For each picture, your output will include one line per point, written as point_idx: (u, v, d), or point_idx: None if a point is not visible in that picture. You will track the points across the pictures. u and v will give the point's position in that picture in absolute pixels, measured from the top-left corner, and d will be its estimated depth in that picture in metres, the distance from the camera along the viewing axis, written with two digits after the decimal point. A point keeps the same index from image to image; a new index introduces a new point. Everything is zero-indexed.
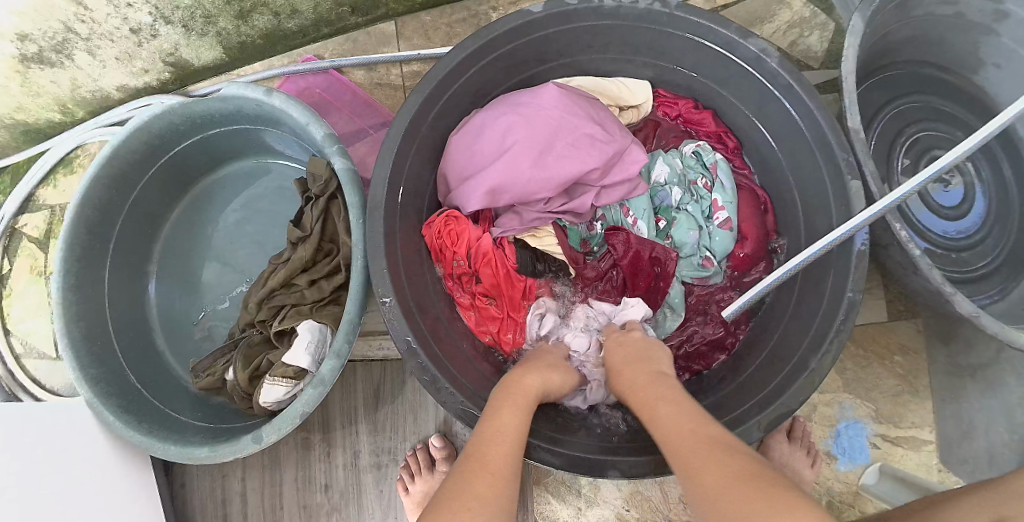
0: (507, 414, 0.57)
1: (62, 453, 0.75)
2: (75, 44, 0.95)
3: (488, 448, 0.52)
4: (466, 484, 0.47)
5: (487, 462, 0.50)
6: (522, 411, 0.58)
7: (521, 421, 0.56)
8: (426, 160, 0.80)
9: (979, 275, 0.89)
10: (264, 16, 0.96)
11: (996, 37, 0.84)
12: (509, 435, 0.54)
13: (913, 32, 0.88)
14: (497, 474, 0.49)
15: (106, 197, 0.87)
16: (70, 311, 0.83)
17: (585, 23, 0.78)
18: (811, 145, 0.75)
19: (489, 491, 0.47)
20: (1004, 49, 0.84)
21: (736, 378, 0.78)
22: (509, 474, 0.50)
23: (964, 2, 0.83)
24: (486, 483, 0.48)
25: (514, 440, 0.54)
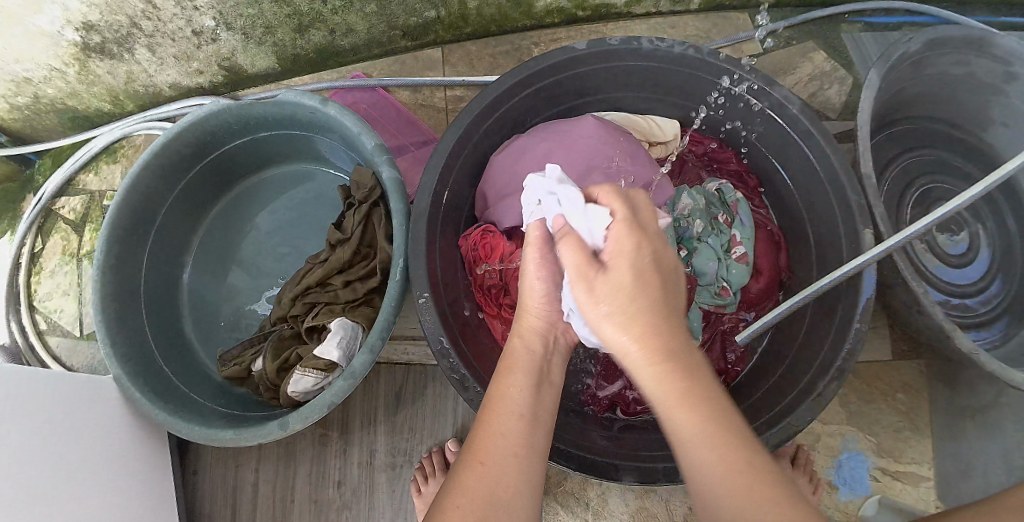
0: (502, 391, 0.56)
1: (73, 429, 0.76)
2: (138, 39, 1.01)
3: (481, 432, 0.52)
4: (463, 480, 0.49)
5: (480, 450, 0.51)
6: (523, 380, 0.57)
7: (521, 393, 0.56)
8: (467, 175, 0.85)
9: (980, 321, 0.95)
10: (320, 31, 1.02)
11: (1004, 97, 0.91)
12: (508, 410, 0.54)
13: (925, 89, 0.95)
14: (486, 462, 0.50)
15: (153, 186, 0.91)
16: (106, 290, 0.86)
17: (623, 62, 0.84)
18: (826, 190, 0.81)
19: (479, 487, 0.48)
20: (1011, 109, 0.91)
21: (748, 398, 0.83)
22: (505, 458, 0.50)
23: (975, 63, 0.90)
24: (477, 475, 0.49)
25: (512, 414, 0.53)
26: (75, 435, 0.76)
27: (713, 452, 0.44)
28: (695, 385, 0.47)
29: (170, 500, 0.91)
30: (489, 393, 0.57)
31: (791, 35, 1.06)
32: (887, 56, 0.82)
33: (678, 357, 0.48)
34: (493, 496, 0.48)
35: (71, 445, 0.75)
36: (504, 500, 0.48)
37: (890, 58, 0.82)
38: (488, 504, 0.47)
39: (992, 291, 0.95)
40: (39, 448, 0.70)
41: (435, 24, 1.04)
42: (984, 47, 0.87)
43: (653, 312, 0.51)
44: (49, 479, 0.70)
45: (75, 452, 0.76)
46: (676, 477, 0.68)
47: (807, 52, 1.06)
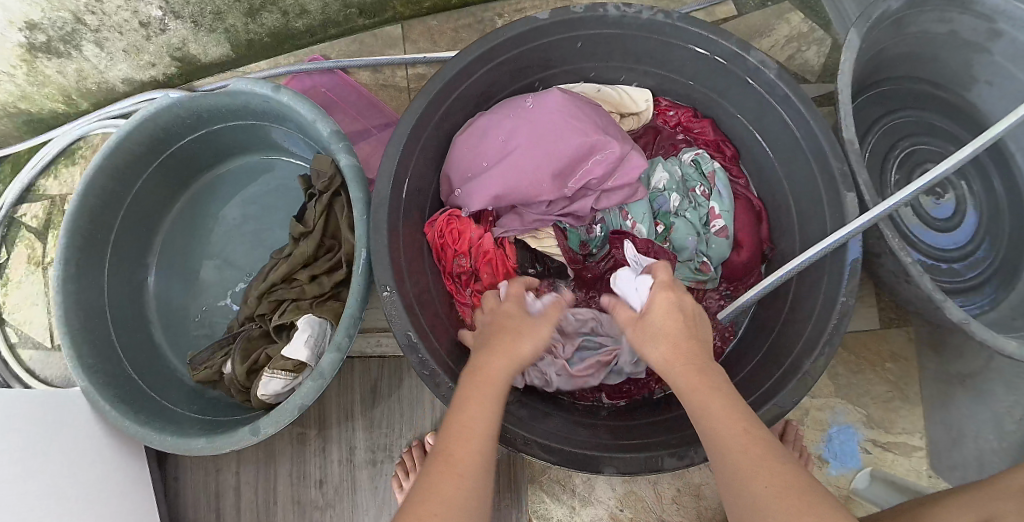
0: (478, 398, 0.52)
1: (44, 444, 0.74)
2: (84, 35, 0.97)
3: (460, 439, 0.48)
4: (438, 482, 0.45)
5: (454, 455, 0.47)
6: (494, 394, 0.53)
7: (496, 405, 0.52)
8: (431, 160, 0.81)
9: (967, 286, 0.92)
10: (273, 14, 0.98)
11: (988, 56, 0.87)
12: (480, 414, 0.51)
13: (911, 48, 0.91)
14: (466, 474, 0.46)
15: (109, 188, 0.88)
16: (68, 300, 0.83)
17: (587, 31, 0.79)
18: (805, 155, 0.77)
19: (457, 497, 0.44)
20: (996, 66, 0.87)
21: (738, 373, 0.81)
22: (481, 463, 0.47)
23: (958, 20, 0.85)
24: (454, 487, 0.45)
25: (481, 419, 0.51)
26: (47, 450, 0.74)
27: (733, 432, 0.48)
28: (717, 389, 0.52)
29: (150, 508, 0.89)
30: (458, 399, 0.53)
31: None
32: (867, 13, 0.77)
33: (702, 368, 0.54)
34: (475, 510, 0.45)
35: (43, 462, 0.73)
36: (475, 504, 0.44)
37: (870, 16, 0.77)
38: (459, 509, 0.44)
39: (980, 255, 0.92)
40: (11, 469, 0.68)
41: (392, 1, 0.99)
42: (968, 5, 0.83)
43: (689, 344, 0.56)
44: (26, 494, 0.68)
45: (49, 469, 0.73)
46: (657, 467, 0.65)
47: (783, 12, 1.01)
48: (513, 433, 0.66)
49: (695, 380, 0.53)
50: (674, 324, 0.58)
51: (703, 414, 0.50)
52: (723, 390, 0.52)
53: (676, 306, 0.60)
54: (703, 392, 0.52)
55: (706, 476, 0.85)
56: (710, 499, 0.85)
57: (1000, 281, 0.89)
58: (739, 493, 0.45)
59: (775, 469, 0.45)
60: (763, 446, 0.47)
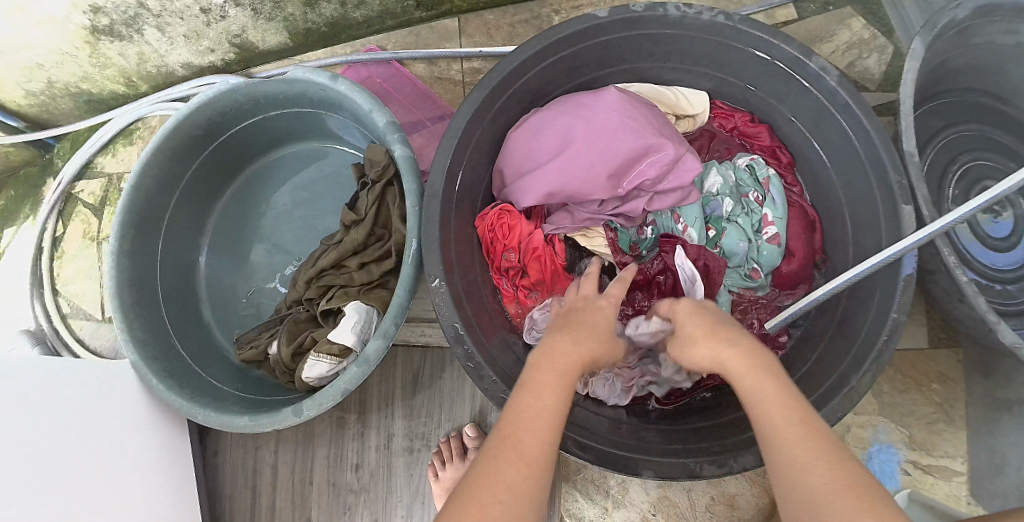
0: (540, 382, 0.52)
1: (92, 414, 0.76)
2: (146, 19, 0.99)
3: (525, 428, 0.47)
4: (495, 463, 0.45)
5: (507, 437, 0.47)
6: (569, 380, 0.52)
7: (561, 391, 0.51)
8: (484, 154, 0.82)
9: (1018, 310, 0.88)
10: (331, 4, 0.98)
11: None
12: (541, 405, 0.49)
13: (975, 58, 0.88)
14: (531, 464, 0.45)
15: (167, 169, 0.90)
16: (123, 276, 0.86)
17: (647, 30, 0.79)
18: (865, 164, 0.75)
19: (520, 484, 0.44)
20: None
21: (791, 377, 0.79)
22: (543, 453, 0.46)
23: None
24: (516, 470, 0.44)
25: (540, 407, 0.49)
26: (95, 420, 0.76)
27: (779, 421, 0.47)
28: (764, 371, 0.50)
29: (191, 481, 0.92)
30: (524, 383, 0.52)
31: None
32: (932, 23, 0.76)
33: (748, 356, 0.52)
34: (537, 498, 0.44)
35: (92, 431, 0.75)
36: (526, 493, 0.44)
37: (936, 26, 0.76)
38: (516, 495, 0.43)
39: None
40: (61, 438, 0.70)
41: None
42: None
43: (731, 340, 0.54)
44: (77, 461, 0.71)
45: (97, 437, 0.76)
46: (696, 474, 0.64)
47: (845, 18, 0.99)
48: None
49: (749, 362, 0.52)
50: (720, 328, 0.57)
51: (759, 398, 0.48)
52: (775, 375, 0.50)
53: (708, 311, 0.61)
54: (750, 373, 0.51)
55: (740, 485, 0.85)
56: (743, 509, 0.84)
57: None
58: (792, 478, 0.43)
59: (832, 457, 0.43)
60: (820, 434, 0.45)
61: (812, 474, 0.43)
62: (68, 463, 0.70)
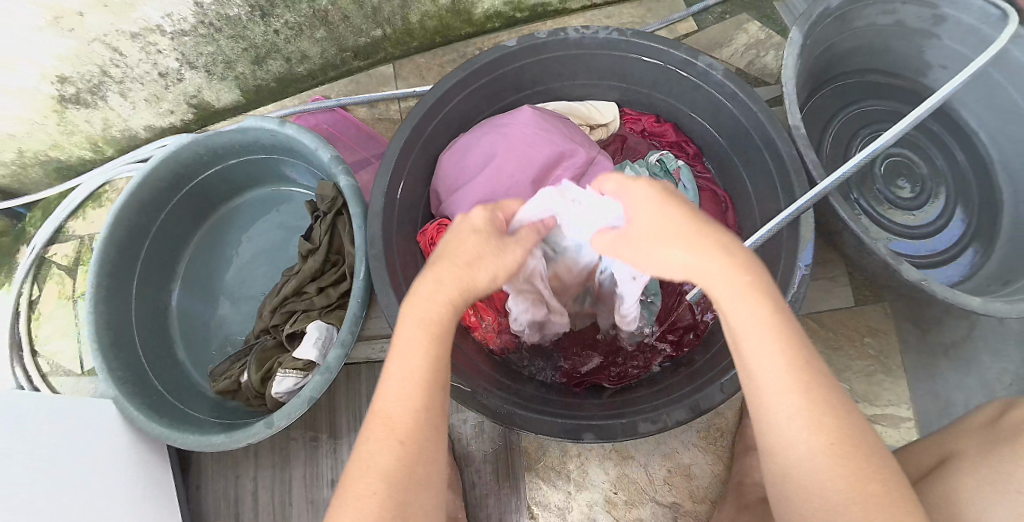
0: (406, 354, 0.51)
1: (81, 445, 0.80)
2: (109, 86, 1.07)
3: (396, 403, 0.49)
4: (371, 450, 0.48)
5: (381, 416, 0.49)
6: (434, 342, 0.52)
7: (427, 359, 0.51)
8: (420, 177, 0.90)
9: (948, 255, 0.98)
10: (277, 61, 1.10)
11: (938, 41, 0.96)
12: (408, 374, 0.50)
13: (857, 43, 0.98)
14: (406, 442, 0.48)
15: (136, 220, 0.98)
16: (101, 319, 0.92)
17: (552, 54, 0.89)
18: (756, 140, 0.83)
19: (395, 467, 0.47)
20: (948, 51, 0.96)
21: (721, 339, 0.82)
22: (416, 425, 0.49)
23: (901, 11, 0.94)
24: (390, 452, 0.47)
25: (402, 382, 0.50)
26: (83, 445, 0.80)
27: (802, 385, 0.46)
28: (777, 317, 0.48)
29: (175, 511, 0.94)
30: (394, 353, 0.52)
31: (725, 10, 1.12)
32: (807, 13, 0.84)
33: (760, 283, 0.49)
34: (420, 474, 0.48)
35: (82, 456, 0.79)
36: (421, 477, 0.48)
37: (810, 15, 0.84)
38: (401, 480, 0.47)
39: (953, 228, 0.99)
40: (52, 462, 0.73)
41: (384, 42, 1.13)
42: None
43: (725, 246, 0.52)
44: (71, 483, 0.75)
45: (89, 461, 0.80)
46: (632, 432, 0.68)
47: (741, 23, 1.11)
48: (515, 409, 0.71)
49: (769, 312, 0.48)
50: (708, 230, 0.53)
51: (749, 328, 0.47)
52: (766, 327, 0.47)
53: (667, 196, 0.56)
54: (747, 302, 0.48)
55: (694, 455, 0.90)
56: (700, 478, 0.89)
57: (979, 245, 0.96)
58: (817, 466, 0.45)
59: (836, 434, 0.45)
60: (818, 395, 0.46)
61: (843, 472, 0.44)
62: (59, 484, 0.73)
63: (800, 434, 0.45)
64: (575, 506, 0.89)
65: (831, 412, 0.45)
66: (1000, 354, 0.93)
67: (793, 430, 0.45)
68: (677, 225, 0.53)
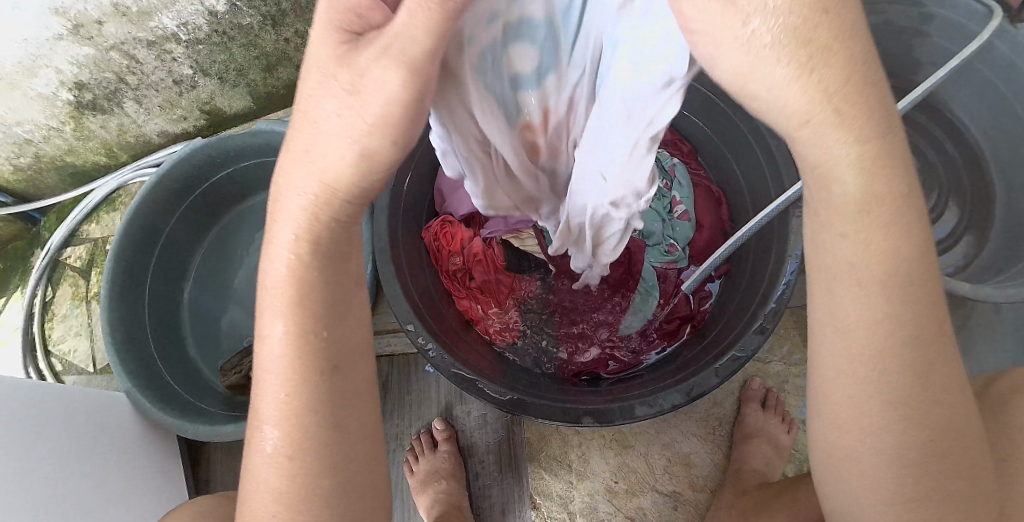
0: (267, 337, 0.44)
1: (82, 438, 0.81)
2: (125, 93, 1.12)
3: (269, 403, 0.44)
4: (256, 466, 0.45)
5: (257, 418, 0.45)
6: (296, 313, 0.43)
7: (292, 343, 0.43)
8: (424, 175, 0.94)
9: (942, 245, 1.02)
10: (287, 68, 1.15)
11: (927, 38, 0.97)
12: (270, 363, 0.43)
13: None
14: (291, 458, 0.43)
15: (149, 220, 1.01)
16: (115, 315, 0.95)
17: None
18: (745, 137, 0.85)
19: (286, 484, 0.43)
20: (938, 48, 0.96)
21: (714, 328, 0.84)
22: (302, 431, 0.43)
23: (889, 11, 0.97)
24: (273, 466, 0.43)
25: (270, 380, 0.44)
26: (82, 439, 0.81)
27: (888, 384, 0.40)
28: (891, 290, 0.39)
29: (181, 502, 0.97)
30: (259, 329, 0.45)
31: None
32: None
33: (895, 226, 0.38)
34: (347, 477, 0.45)
35: (81, 449, 0.80)
36: (336, 498, 0.44)
37: None
38: (303, 499, 0.43)
39: (945, 221, 1.02)
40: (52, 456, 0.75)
41: None
42: None
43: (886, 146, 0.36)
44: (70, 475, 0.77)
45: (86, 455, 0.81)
46: (630, 415, 0.71)
47: None
48: (515, 394, 0.73)
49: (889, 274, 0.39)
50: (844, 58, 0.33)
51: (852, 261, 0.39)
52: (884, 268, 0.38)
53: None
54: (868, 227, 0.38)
55: (693, 444, 0.92)
56: (700, 467, 0.91)
57: (973, 235, 0.99)
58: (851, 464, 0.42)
59: (902, 407, 0.40)
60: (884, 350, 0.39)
61: (878, 480, 0.41)
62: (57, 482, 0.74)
63: (858, 382, 0.40)
64: (577, 495, 0.91)
65: (916, 411, 0.40)
66: (994, 342, 0.93)
67: (839, 395, 0.41)
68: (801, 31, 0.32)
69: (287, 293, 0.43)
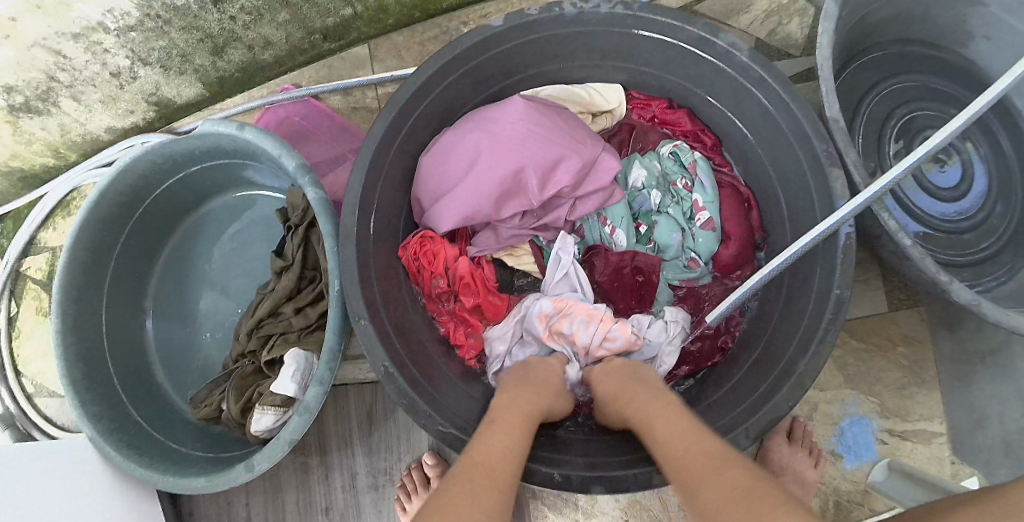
0: (504, 428, 0.55)
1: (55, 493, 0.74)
2: (60, 91, 0.98)
3: (492, 458, 0.51)
4: (471, 489, 0.46)
5: (482, 466, 0.49)
6: (526, 427, 0.57)
7: (523, 436, 0.55)
8: (399, 185, 0.80)
9: (977, 258, 0.86)
10: (238, 49, 0.99)
11: (983, 8, 0.82)
12: (507, 443, 0.53)
13: (894, 11, 0.84)
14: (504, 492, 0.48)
15: (97, 241, 0.89)
16: (71, 354, 0.85)
17: (546, 33, 0.76)
18: (787, 137, 0.70)
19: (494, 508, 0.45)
20: (993, 20, 0.82)
21: (741, 365, 0.74)
22: (511, 484, 0.49)
23: None
24: (486, 492, 0.46)
25: (500, 445, 0.53)
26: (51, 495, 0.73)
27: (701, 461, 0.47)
28: (682, 428, 0.52)
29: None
30: (486, 425, 0.56)
31: None
32: None
33: (659, 404, 0.57)
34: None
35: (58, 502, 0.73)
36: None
37: None
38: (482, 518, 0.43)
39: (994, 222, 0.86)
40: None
41: (356, 21, 1.00)
42: None
43: (642, 391, 0.62)
44: None
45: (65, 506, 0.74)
46: (646, 484, 0.60)
47: None
48: (517, 457, 0.63)
49: (649, 418, 0.56)
50: (639, 385, 0.63)
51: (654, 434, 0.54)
52: (683, 414, 0.54)
53: (620, 368, 0.69)
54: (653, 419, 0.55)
55: None
56: None
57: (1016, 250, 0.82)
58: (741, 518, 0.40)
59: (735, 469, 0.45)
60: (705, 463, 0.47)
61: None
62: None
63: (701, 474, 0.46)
64: None
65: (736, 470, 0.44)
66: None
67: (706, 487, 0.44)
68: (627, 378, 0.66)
69: (528, 408, 0.60)
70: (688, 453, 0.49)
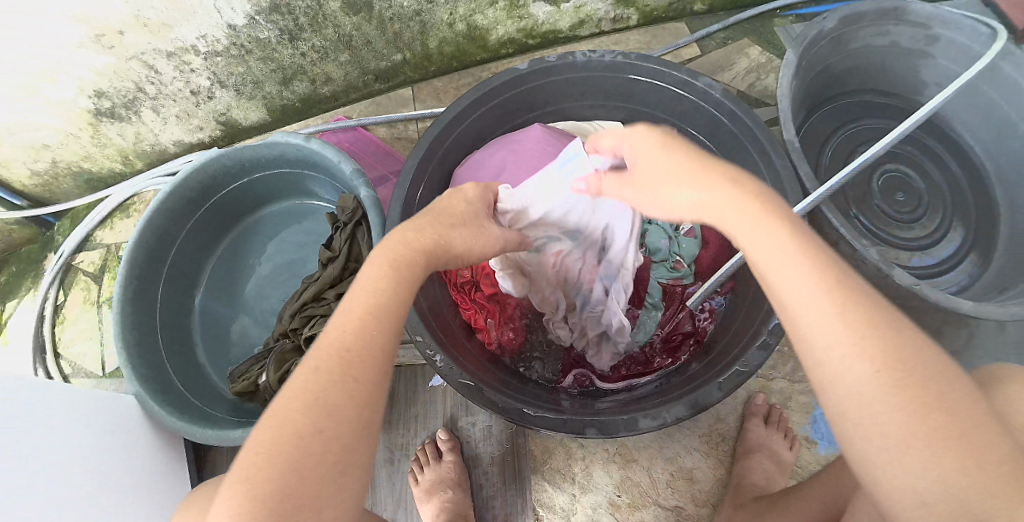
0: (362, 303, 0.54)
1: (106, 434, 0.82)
2: (143, 102, 1.14)
3: (338, 339, 0.52)
4: (316, 382, 0.49)
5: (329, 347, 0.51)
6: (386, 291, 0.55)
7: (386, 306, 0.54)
8: (436, 190, 0.96)
9: (947, 265, 1.04)
10: (303, 82, 1.18)
11: (933, 60, 1.02)
12: (366, 316, 0.53)
13: (855, 63, 1.05)
14: (358, 377, 0.50)
15: (163, 227, 1.03)
16: (128, 320, 0.96)
17: (564, 76, 0.95)
18: (754, 159, 0.88)
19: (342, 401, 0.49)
20: (941, 68, 1.03)
21: (719, 343, 0.86)
22: (364, 359, 0.51)
23: (894, 33, 1.00)
24: (336, 383, 0.49)
25: (348, 322, 0.53)
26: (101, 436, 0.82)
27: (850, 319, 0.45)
28: (820, 266, 0.48)
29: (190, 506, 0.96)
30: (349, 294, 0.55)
31: (727, 36, 1.21)
32: (803, 37, 0.90)
33: (787, 230, 0.50)
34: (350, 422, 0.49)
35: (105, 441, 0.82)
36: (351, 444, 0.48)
37: (806, 37, 0.90)
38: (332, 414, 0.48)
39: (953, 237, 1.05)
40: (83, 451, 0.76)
41: (404, 66, 1.20)
42: (901, 16, 0.97)
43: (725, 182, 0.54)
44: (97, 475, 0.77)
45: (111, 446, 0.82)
46: (634, 427, 0.71)
47: (743, 48, 1.20)
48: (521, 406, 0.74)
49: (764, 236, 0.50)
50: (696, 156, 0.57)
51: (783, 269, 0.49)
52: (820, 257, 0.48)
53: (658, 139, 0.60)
54: (774, 240, 0.50)
55: (696, 460, 0.93)
56: (702, 482, 0.91)
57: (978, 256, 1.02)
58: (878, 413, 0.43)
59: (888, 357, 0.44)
60: (910, 357, 0.44)
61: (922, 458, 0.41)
62: (71, 477, 0.73)
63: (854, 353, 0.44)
64: (580, 509, 0.91)
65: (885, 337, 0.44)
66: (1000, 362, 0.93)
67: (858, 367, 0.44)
68: (680, 166, 0.57)
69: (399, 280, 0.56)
70: (836, 310, 0.46)
